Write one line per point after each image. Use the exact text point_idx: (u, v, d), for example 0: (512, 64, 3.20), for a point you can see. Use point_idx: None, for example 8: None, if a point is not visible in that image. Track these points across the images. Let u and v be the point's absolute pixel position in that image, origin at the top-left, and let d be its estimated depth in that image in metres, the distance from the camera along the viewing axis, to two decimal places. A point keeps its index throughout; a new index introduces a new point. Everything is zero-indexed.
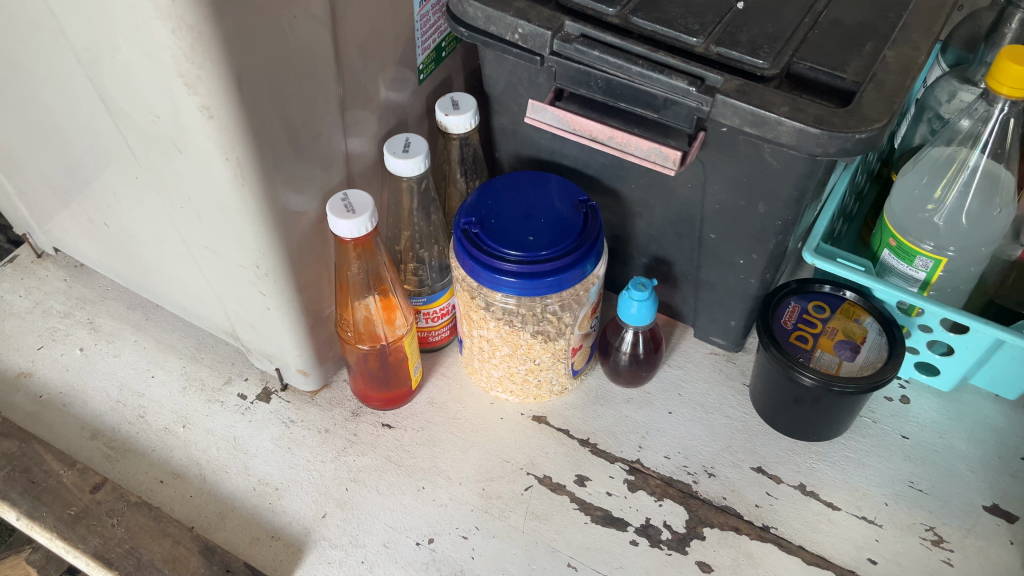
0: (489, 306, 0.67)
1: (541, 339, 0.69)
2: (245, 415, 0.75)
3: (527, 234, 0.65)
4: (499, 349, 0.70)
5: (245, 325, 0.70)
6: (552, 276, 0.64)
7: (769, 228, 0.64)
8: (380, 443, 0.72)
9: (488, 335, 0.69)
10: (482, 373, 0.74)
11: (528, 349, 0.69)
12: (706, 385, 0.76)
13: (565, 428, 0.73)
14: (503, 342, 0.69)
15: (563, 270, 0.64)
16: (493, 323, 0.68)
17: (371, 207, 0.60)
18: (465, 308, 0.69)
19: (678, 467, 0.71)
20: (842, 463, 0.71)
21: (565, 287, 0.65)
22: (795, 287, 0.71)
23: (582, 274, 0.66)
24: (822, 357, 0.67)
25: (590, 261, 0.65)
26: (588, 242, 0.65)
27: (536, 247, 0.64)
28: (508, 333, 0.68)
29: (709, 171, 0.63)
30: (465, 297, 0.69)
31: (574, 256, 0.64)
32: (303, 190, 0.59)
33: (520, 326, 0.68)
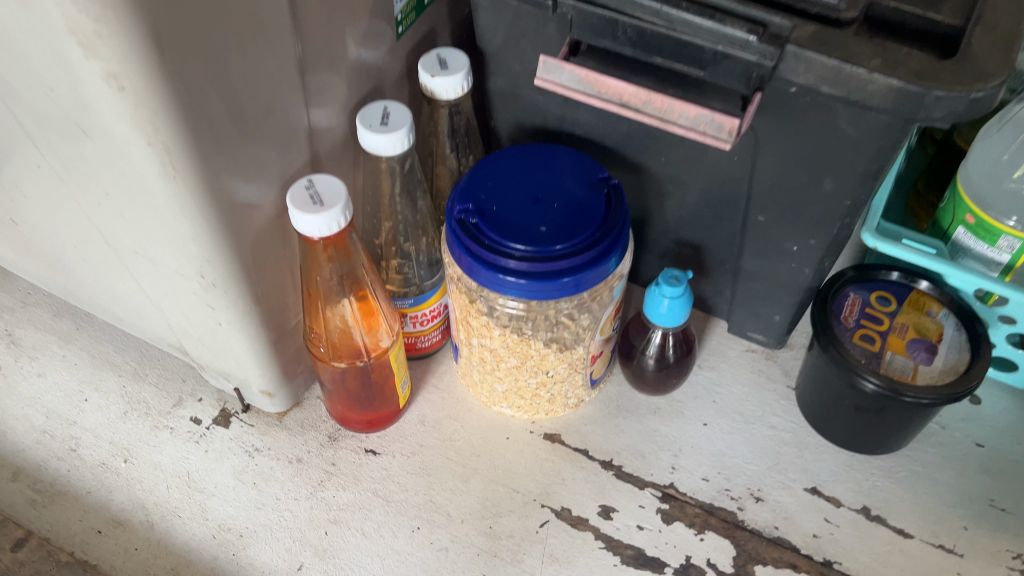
0: (493, 311, 0.56)
1: (556, 349, 0.57)
2: (201, 444, 0.62)
3: (537, 223, 0.53)
4: (504, 361, 0.58)
5: (193, 341, 0.58)
6: (569, 276, 0.52)
7: (834, 209, 0.52)
8: (364, 475, 0.60)
9: (491, 345, 0.58)
10: (483, 386, 0.62)
11: (540, 360, 0.58)
12: (745, 389, 0.65)
13: (583, 447, 0.62)
14: (510, 352, 0.57)
15: (582, 268, 0.52)
16: (498, 331, 0.56)
17: (343, 197, 0.48)
18: (461, 314, 0.58)
19: (720, 492, 0.60)
20: (910, 480, 0.60)
21: (583, 288, 0.53)
22: (852, 276, 0.60)
23: (605, 271, 0.54)
24: (894, 360, 0.56)
25: (615, 255, 0.53)
26: (613, 232, 0.53)
27: (549, 239, 0.52)
28: (516, 343, 0.57)
29: (763, 142, 0.51)
30: (461, 301, 0.57)
31: (596, 250, 0.52)
32: (255, 179, 0.46)
33: (531, 333, 0.56)
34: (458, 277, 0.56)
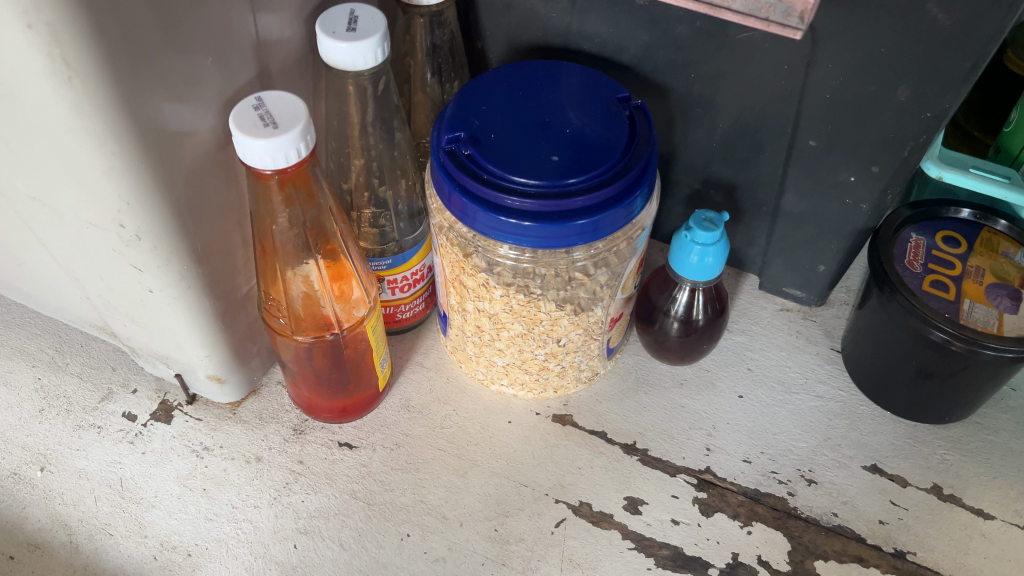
0: (493, 267, 0.45)
1: (569, 312, 0.47)
2: (136, 445, 0.51)
3: (546, 153, 0.43)
4: (506, 329, 0.48)
5: (121, 317, 0.47)
6: (584, 219, 0.41)
7: (908, 125, 0.43)
8: (339, 474, 0.50)
9: (490, 309, 0.47)
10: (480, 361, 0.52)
11: (551, 326, 0.48)
12: (782, 354, 0.56)
13: (600, 429, 0.52)
14: (513, 318, 0.47)
15: (599, 210, 0.41)
16: (500, 292, 0.46)
17: (303, 118, 0.37)
18: (453, 273, 0.47)
19: (765, 475, 0.50)
20: (984, 452, 0.52)
21: (601, 235, 0.43)
22: (912, 214, 0.51)
23: (630, 213, 0.43)
24: (974, 310, 0.47)
25: (642, 194, 0.43)
26: (639, 165, 0.43)
27: (561, 172, 0.42)
28: (521, 306, 0.46)
29: (825, 42, 0.41)
30: (452, 256, 0.46)
31: (618, 187, 0.42)
32: (187, 97, 0.35)
33: (539, 293, 0.46)
34: (449, 225, 0.45)
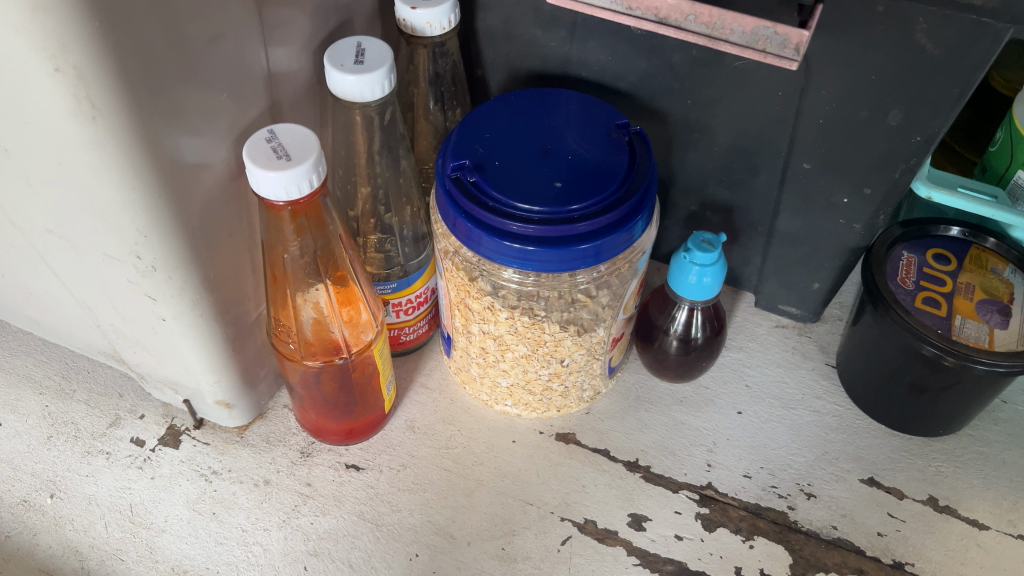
0: (498, 290, 0.46)
1: (573, 333, 0.48)
2: (145, 470, 0.51)
3: (549, 179, 0.44)
4: (511, 350, 0.49)
5: (131, 345, 0.47)
6: (586, 244, 0.42)
7: (899, 149, 0.44)
8: (347, 496, 0.50)
9: (495, 331, 0.48)
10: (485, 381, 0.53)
11: (555, 347, 0.48)
12: (778, 370, 0.57)
13: (602, 447, 0.53)
14: (518, 339, 0.48)
15: (601, 234, 0.43)
16: (505, 314, 0.47)
17: (314, 150, 0.38)
18: (458, 297, 0.48)
19: (765, 490, 0.51)
20: (977, 463, 0.53)
21: (603, 258, 0.44)
22: (903, 233, 0.52)
23: (630, 238, 0.45)
24: (966, 326, 0.48)
25: (642, 219, 0.44)
26: (639, 190, 0.44)
27: (564, 198, 0.43)
28: (526, 328, 0.47)
29: (818, 69, 0.42)
30: (458, 280, 0.47)
31: (619, 212, 0.43)
32: (202, 131, 0.36)
33: (543, 315, 0.47)
34: (455, 249, 0.46)
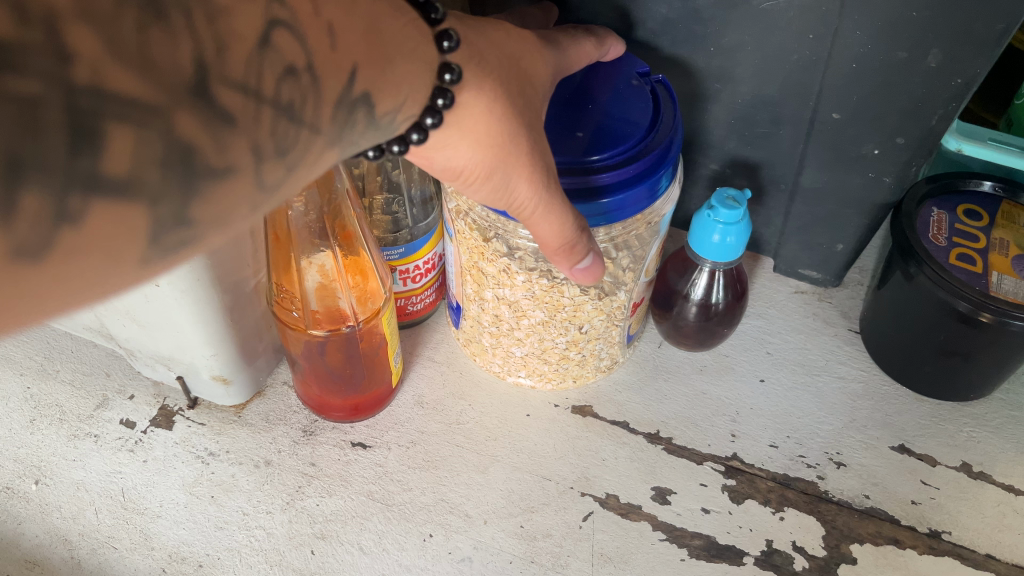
0: (514, 252, 0.43)
1: (593, 297, 0.45)
2: (137, 453, 0.48)
3: (571, 128, 0.41)
4: (528, 317, 0.46)
5: (119, 317, 0.45)
6: (599, 201, 0.40)
7: (937, 93, 0.42)
8: (354, 476, 0.47)
9: (511, 297, 0.46)
10: (498, 351, 0.50)
11: (574, 312, 0.46)
12: (799, 337, 0.55)
13: (621, 419, 0.51)
14: (535, 305, 0.45)
15: (620, 190, 0.40)
16: (522, 278, 0.44)
17: None
18: (473, 260, 0.45)
19: (793, 459, 0.49)
20: (1009, 427, 0.51)
21: (623, 216, 0.41)
22: (932, 190, 0.50)
23: (653, 194, 0.42)
24: (1002, 282, 0.46)
25: (666, 175, 0.42)
26: (664, 145, 0.41)
27: (585, 149, 0.40)
28: (544, 294, 0.45)
29: (853, 7, 0.40)
30: (473, 242, 0.45)
31: (642, 166, 0.40)
32: None
33: (563, 277, 0.44)
34: (469, 206, 0.43)
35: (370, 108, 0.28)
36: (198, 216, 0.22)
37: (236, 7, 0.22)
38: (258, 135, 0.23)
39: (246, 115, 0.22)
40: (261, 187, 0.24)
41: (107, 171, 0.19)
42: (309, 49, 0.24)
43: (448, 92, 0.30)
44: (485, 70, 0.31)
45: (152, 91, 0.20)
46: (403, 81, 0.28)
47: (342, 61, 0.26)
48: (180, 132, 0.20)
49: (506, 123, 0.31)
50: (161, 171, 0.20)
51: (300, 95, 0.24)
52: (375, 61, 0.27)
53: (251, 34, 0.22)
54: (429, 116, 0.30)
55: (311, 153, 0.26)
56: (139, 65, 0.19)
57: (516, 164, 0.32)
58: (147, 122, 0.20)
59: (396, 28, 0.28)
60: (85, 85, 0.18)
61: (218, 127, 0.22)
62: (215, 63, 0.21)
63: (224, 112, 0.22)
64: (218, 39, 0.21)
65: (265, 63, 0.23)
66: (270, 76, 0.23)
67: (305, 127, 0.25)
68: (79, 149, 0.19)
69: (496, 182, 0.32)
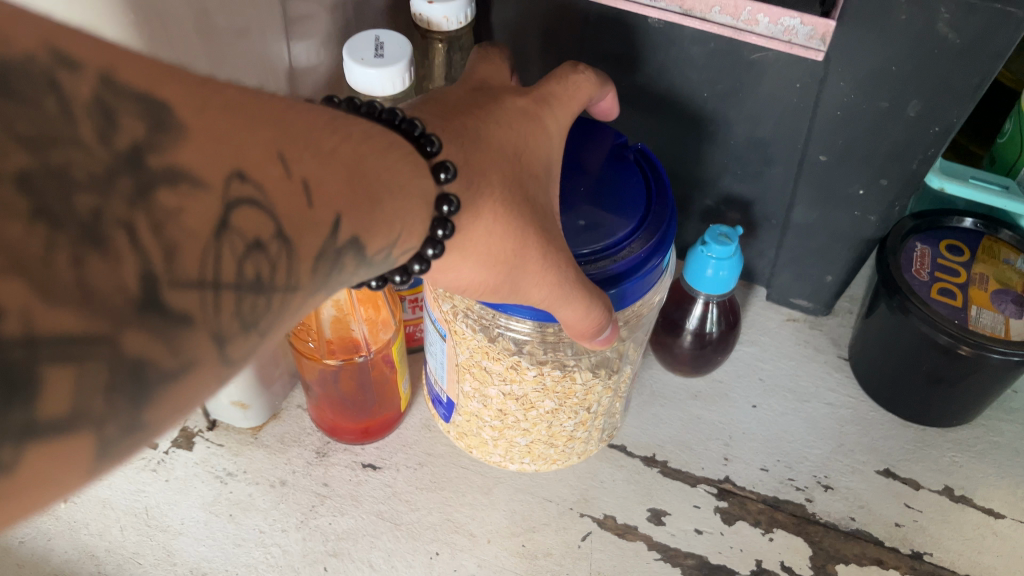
0: (521, 347, 0.44)
1: (603, 377, 0.46)
2: (159, 473, 0.51)
3: (572, 216, 0.40)
4: (538, 406, 0.46)
5: None
6: (615, 288, 0.40)
7: (918, 141, 0.44)
8: (364, 496, 0.50)
9: (519, 391, 0.45)
10: (499, 443, 0.49)
11: (585, 396, 0.46)
12: (791, 363, 0.58)
13: (619, 443, 0.53)
14: (545, 395, 0.45)
15: (634, 276, 0.40)
16: (532, 373, 0.44)
17: (408, 53, 0.42)
18: (473, 363, 0.45)
19: (783, 483, 0.51)
20: (990, 452, 0.53)
21: (625, 301, 0.41)
22: (917, 225, 0.52)
23: (653, 275, 0.42)
24: (981, 316, 0.48)
25: (662, 256, 0.42)
26: (664, 220, 0.41)
27: (590, 239, 0.39)
28: (555, 383, 0.45)
29: (837, 60, 0.42)
30: (473, 346, 0.44)
31: (651, 244, 0.40)
32: (299, 41, 0.44)
33: (573, 365, 0.44)
34: (464, 314, 0.44)
35: (359, 252, 0.26)
36: (152, 422, 0.19)
37: (186, 202, 0.20)
38: (220, 321, 0.21)
39: (204, 312, 0.20)
40: (229, 366, 0.21)
41: (42, 417, 0.17)
42: (278, 215, 0.22)
43: (448, 223, 0.31)
44: (484, 188, 0.33)
45: (92, 319, 0.17)
46: (397, 222, 0.28)
47: (322, 215, 0.24)
48: (128, 352, 0.18)
49: (510, 241, 0.33)
50: (106, 398, 0.18)
51: (270, 264, 0.22)
52: (362, 205, 0.26)
53: (206, 225, 0.20)
54: (440, 227, 0.31)
55: (288, 313, 0.23)
56: (78, 299, 0.17)
57: (529, 267, 0.34)
58: (87, 356, 0.17)
59: (382, 167, 0.28)
60: (16, 339, 0.16)
61: (171, 330, 0.19)
62: (165, 270, 0.19)
63: (180, 314, 0.19)
64: (167, 244, 0.19)
65: (225, 247, 0.21)
66: (232, 258, 0.21)
67: (276, 290, 0.23)
68: (13, 399, 0.17)
69: (503, 284, 0.35)
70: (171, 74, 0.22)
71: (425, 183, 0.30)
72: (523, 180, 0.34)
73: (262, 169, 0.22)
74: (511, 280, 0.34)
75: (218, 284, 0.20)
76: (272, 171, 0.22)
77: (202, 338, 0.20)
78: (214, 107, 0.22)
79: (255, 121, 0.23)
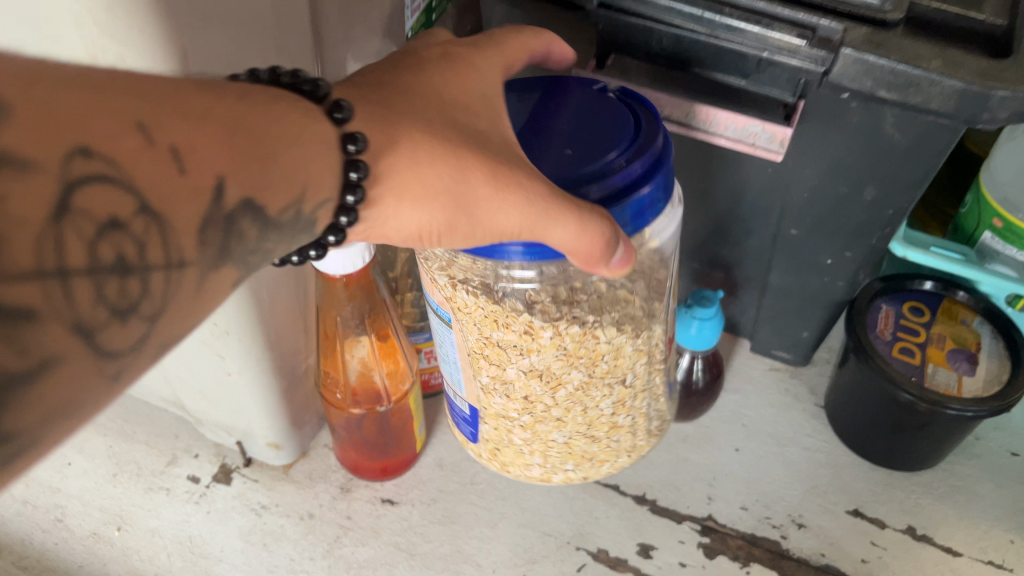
0: (532, 306, 0.43)
1: (629, 335, 0.45)
2: (201, 504, 0.57)
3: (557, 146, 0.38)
4: (564, 382, 0.46)
5: (192, 393, 0.54)
6: (619, 206, 0.37)
7: (876, 221, 0.50)
8: (383, 528, 0.56)
9: (539, 364, 0.45)
10: (536, 452, 0.51)
11: (614, 361, 0.45)
12: (772, 410, 0.63)
13: (613, 483, 0.59)
14: (568, 366, 0.45)
15: (634, 196, 0.37)
16: (550, 333, 0.43)
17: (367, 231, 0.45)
18: (483, 350, 0.46)
19: (760, 520, 0.57)
20: (952, 496, 0.58)
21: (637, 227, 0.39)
22: (883, 288, 0.58)
23: (661, 196, 0.39)
24: (937, 373, 0.54)
25: (668, 172, 0.39)
26: (662, 131, 0.39)
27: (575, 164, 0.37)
28: (578, 347, 0.44)
29: (802, 153, 0.48)
30: (482, 327, 0.45)
31: (646, 161, 0.38)
32: None
33: (595, 322, 0.43)
34: (464, 285, 0.44)
35: (259, 216, 0.29)
36: (27, 421, 0.22)
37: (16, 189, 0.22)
38: (80, 310, 0.23)
39: (53, 303, 0.22)
40: (104, 358, 0.24)
41: None
42: (137, 189, 0.24)
43: (357, 164, 0.31)
44: (400, 126, 0.33)
45: None
46: (300, 169, 0.30)
47: (199, 180, 0.26)
48: None
49: (445, 176, 0.33)
50: None
51: (135, 245, 0.25)
52: (246, 164, 0.28)
53: (43, 208, 0.22)
54: (352, 169, 0.31)
55: (177, 291, 0.27)
56: None
57: (475, 197, 0.34)
58: None
59: (270, 117, 0.29)
60: None
61: (17, 328, 0.22)
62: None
63: (21, 307, 0.22)
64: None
65: (67, 233, 0.23)
66: (80, 243, 0.23)
67: (148, 270, 0.25)
68: None
69: (457, 215, 0.34)
70: (42, 80, 0.23)
71: (322, 126, 0.31)
72: (450, 115, 0.35)
73: (119, 148, 0.24)
74: (468, 219, 0.35)
75: (93, 271, 0.23)
76: (126, 143, 0.24)
77: (61, 334, 0.23)
78: (66, 87, 0.23)
79: (114, 90, 0.25)
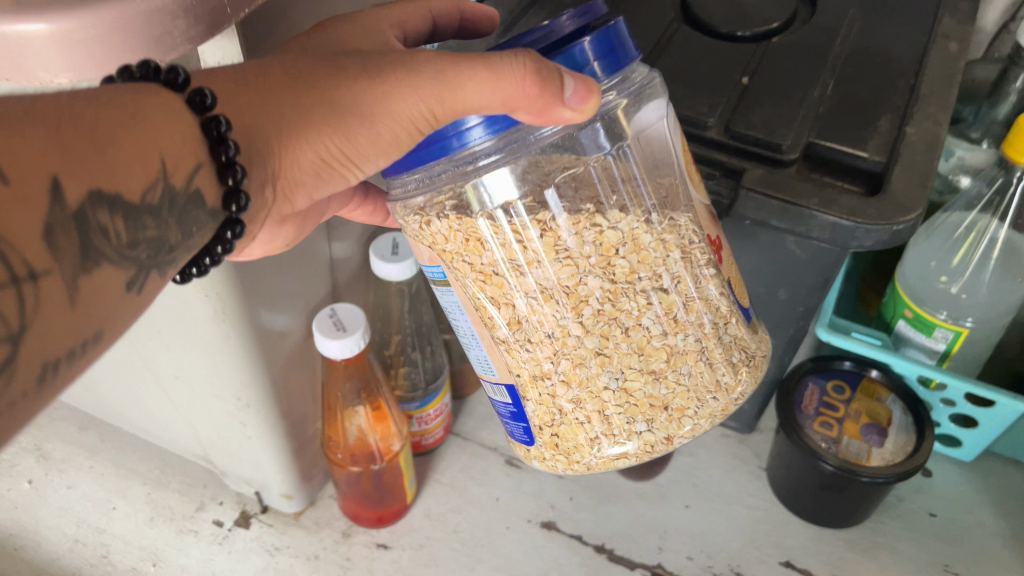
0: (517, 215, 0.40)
1: (645, 227, 0.40)
2: (224, 545, 0.67)
3: None
4: (581, 298, 0.40)
5: (219, 450, 0.64)
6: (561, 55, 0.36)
7: (789, 317, 0.60)
8: (377, 568, 0.65)
9: (549, 274, 0.40)
10: (592, 416, 0.43)
11: (640, 257, 0.40)
12: (720, 472, 0.72)
13: (577, 534, 0.68)
14: (579, 274, 0.40)
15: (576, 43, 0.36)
16: (543, 236, 0.39)
17: (362, 324, 0.55)
18: (484, 291, 0.41)
19: (703, 568, 0.65)
20: (873, 550, 0.67)
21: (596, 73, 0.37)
22: (811, 367, 0.68)
23: (615, 50, 0.38)
24: (851, 444, 0.63)
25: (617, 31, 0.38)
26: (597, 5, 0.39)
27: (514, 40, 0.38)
28: (581, 245, 0.39)
29: None
30: (470, 259, 0.41)
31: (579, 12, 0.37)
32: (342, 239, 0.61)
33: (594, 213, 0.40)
34: (437, 215, 0.41)
35: (116, 206, 0.31)
36: None
37: None
38: None
39: None
40: None
41: None
42: None
43: (217, 116, 0.34)
44: (270, 67, 0.38)
45: None
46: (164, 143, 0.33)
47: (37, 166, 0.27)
48: None
49: (308, 97, 0.37)
50: None
51: None
52: (87, 159, 0.29)
53: None
54: (215, 121, 0.34)
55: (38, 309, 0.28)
56: None
57: (353, 99, 0.37)
58: None
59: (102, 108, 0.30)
60: None
61: None
62: None
63: None
64: None
65: None
66: None
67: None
68: None
69: (346, 123, 0.38)
70: None
71: (172, 101, 0.33)
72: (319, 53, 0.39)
73: None
74: (361, 130, 0.38)
75: None
76: None
77: None
78: None
79: None
